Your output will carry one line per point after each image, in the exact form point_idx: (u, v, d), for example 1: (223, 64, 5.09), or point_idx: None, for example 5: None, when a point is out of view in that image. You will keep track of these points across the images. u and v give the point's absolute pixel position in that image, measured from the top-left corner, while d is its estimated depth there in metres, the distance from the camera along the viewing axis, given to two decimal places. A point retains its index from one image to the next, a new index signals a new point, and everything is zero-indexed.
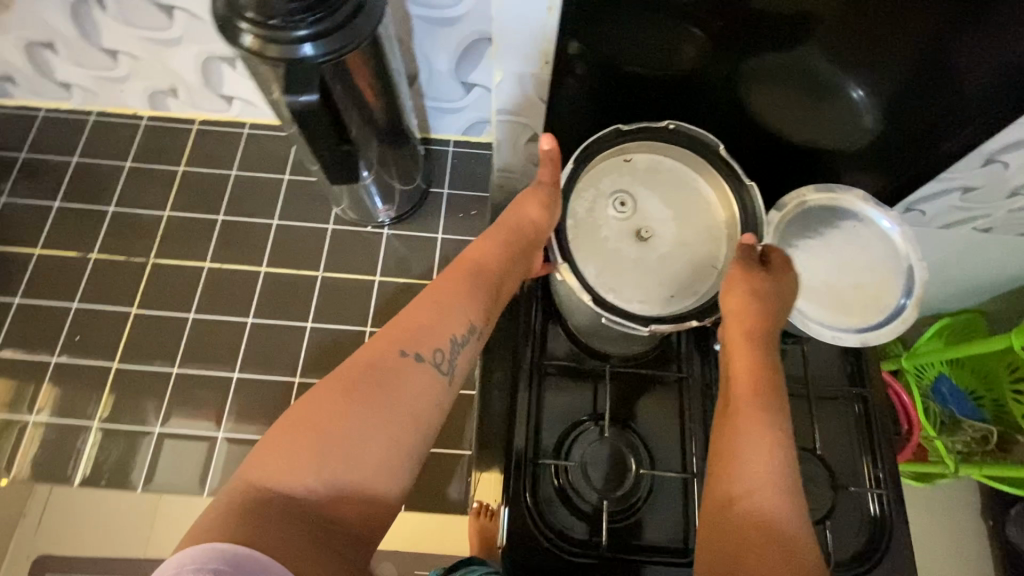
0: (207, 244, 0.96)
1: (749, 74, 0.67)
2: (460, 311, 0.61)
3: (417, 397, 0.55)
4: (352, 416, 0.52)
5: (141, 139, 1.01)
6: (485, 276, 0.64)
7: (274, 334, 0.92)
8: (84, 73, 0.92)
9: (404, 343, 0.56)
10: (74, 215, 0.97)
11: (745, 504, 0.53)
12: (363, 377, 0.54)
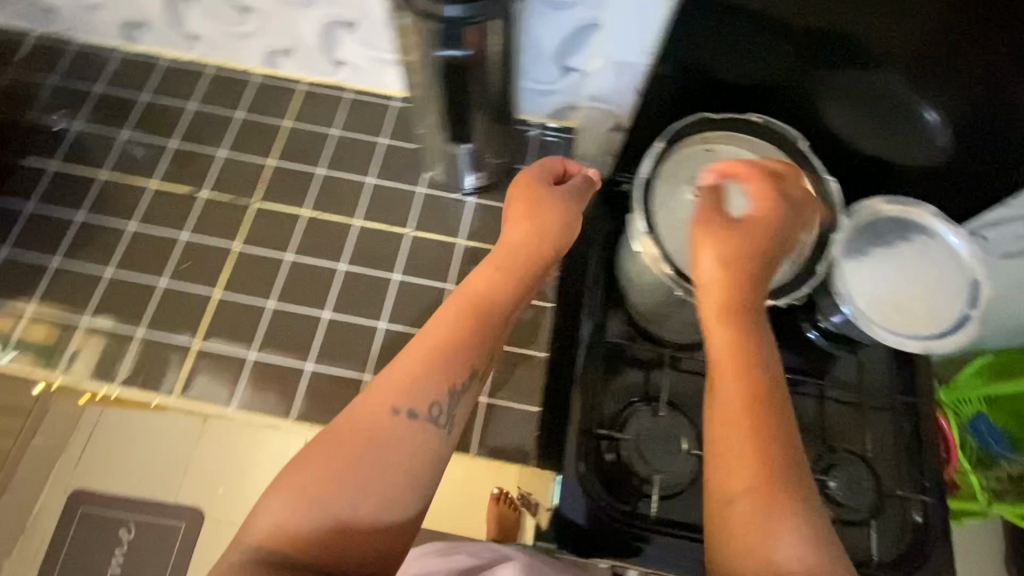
0: (305, 195, 1.02)
1: (824, 87, 0.71)
2: (466, 358, 0.60)
3: (421, 436, 0.56)
4: (353, 470, 0.53)
5: (253, 92, 1.08)
6: (494, 314, 0.63)
7: (358, 285, 0.97)
8: (214, 27, 1.00)
9: (404, 399, 0.56)
10: (188, 155, 1.05)
11: (756, 528, 0.50)
12: (366, 431, 0.55)
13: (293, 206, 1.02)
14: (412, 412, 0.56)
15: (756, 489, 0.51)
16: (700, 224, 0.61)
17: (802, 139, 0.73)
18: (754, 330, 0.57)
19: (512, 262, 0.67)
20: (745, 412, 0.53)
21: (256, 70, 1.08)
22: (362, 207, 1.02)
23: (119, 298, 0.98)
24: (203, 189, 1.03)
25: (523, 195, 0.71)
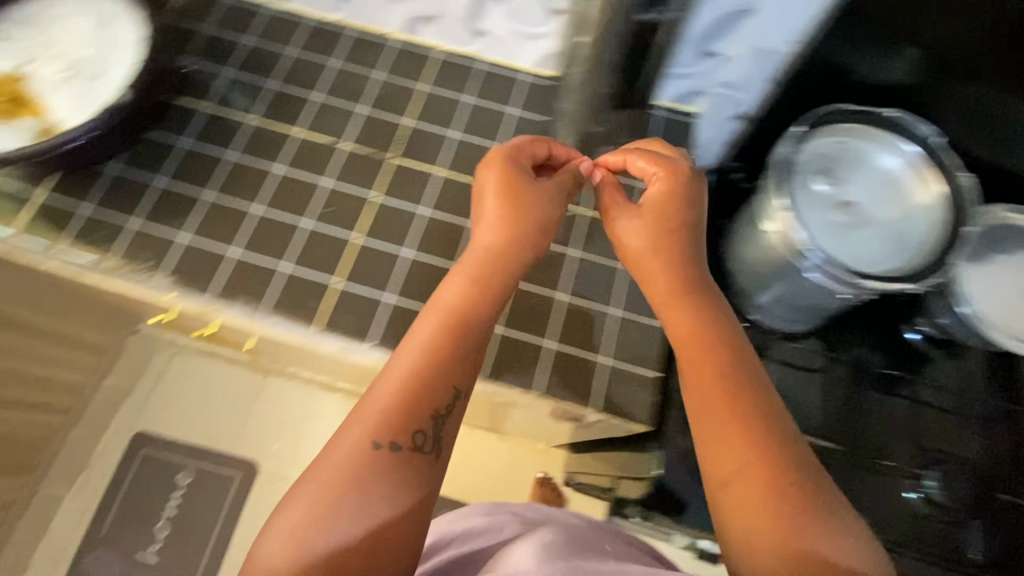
0: (388, 123, 0.82)
1: (940, 100, 0.85)
2: (439, 382, 0.66)
3: (415, 464, 0.64)
4: (359, 489, 0.61)
5: (300, 33, 0.86)
6: (473, 333, 0.69)
7: (450, 238, 0.77)
8: None
9: (394, 431, 0.63)
10: None
11: (761, 503, 0.62)
12: (346, 471, 0.62)
13: (373, 136, 0.81)
14: (394, 443, 0.63)
15: (750, 467, 0.63)
16: (610, 219, 0.80)
17: (934, 136, 0.81)
18: (714, 323, 0.72)
19: (483, 278, 0.71)
20: (727, 397, 0.67)
21: (308, 17, 0.87)
22: (445, 156, 0.82)
23: (171, 224, 0.75)
24: (291, 125, 0.81)
25: (503, 205, 0.74)
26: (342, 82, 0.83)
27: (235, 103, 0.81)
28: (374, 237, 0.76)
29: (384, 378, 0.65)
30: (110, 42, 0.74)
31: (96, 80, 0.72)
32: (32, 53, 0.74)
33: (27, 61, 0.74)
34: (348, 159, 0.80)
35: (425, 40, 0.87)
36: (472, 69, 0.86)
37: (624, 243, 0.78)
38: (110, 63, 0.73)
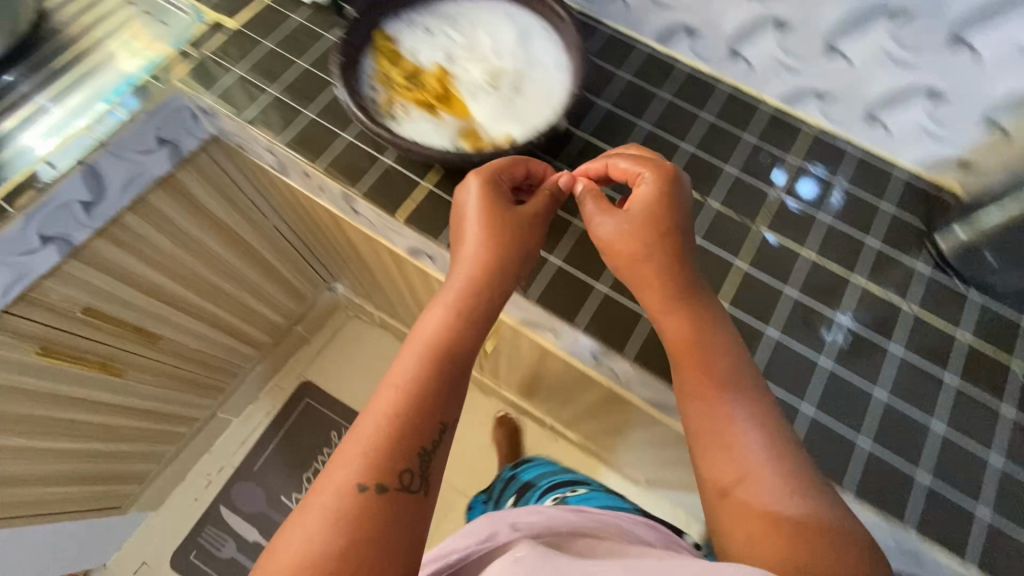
0: (756, 193, 0.79)
1: None
2: (432, 412, 0.55)
3: (398, 504, 0.51)
4: (343, 553, 0.47)
5: (677, 81, 0.86)
6: (459, 364, 0.59)
7: (817, 323, 0.72)
8: (738, 39, 0.79)
9: (378, 474, 0.51)
10: (658, 143, 0.82)
11: (758, 523, 0.51)
12: (336, 519, 0.48)
13: (741, 202, 0.78)
14: (382, 486, 0.51)
15: (745, 479, 0.54)
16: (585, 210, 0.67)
17: None
18: (693, 316, 0.62)
19: (466, 307, 0.61)
20: (721, 414, 0.58)
21: (685, 64, 0.86)
22: (814, 239, 0.77)
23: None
24: None
25: (487, 232, 0.64)
26: (714, 139, 0.82)
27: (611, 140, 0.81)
28: (737, 305, 0.73)
29: (373, 411, 0.55)
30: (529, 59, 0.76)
31: (532, 98, 0.74)
32: (456, 54, 0.77)
33: (451, 63, 0.77)
34: (716, 218, 0.77)
35: (803, 115, 0.83)
36: (845, 153, 0.81)
37: (618, 248, 0.64)
38: (537, 80, 0.75)
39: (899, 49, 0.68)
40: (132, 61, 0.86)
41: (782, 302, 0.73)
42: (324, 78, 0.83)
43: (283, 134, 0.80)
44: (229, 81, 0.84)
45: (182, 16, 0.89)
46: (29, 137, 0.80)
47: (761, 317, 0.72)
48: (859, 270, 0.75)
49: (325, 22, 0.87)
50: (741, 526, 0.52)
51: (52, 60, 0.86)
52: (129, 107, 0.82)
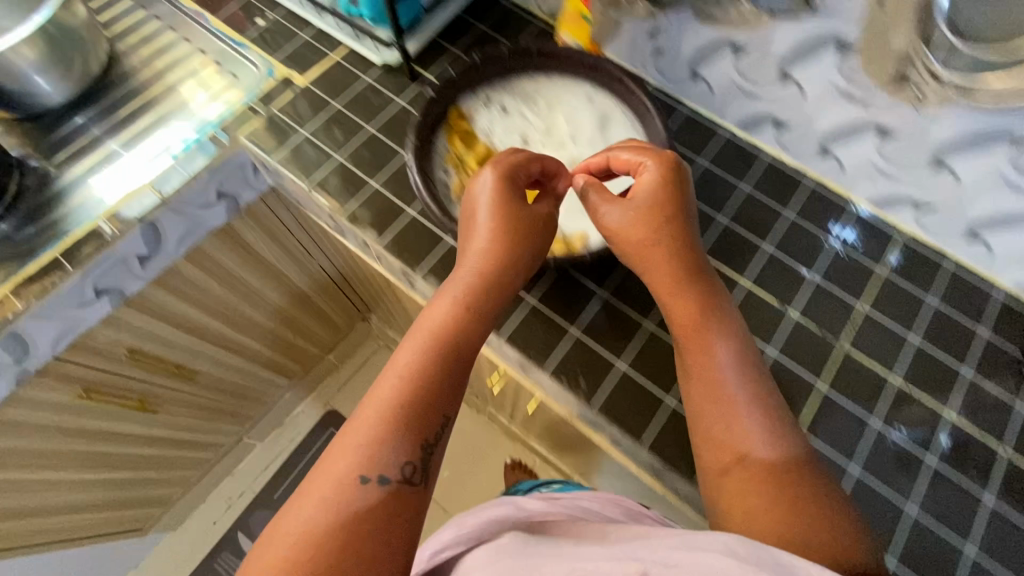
0: (839, 305, 0.74)
1: None
2: (437, 397, 0.51)
3: (401, 502, 0.47)
4: (345, 540, 0.44)
5: (758, 172, 0.82)
6: (466, 359, 0.55)
7: (903, 460, 0.67)
8: (828, 134, 0.74)
9: (377, 462, 0.47)
10: (736, 241, 0.78)
11: (754, 503, 0.49)
12: (341, 519, 0.45)
13: (823, 313, 0.74)
14: (382, 476, 0.47)
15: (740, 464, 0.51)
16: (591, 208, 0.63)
17: None
18: (690, 296, 0.58)
19: (473, 299, 0.57)
20: (723, 400, 0.54)
21: (768, 153, 0.82)
22: (902, 361, 0.72)
23: (610, 348, 0.69)
24: (739, 273, 0.76)
25: (500, 228, 0.59)
26: (795, 240, 0.78)
27: None
28: (815, 431, 0.68)
29: (376, 403, 0.50)
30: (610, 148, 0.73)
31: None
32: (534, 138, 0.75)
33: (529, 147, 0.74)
34: (794, 330, 0.73)
35: (894, 219, 0.78)
36: (938, 266, 0.76)
37: (624, 237, 0.60)
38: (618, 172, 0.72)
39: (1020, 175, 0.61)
40: (199, 114, 0.85)
41: (866, 432, 0.68)
42: (392, 146, 0.81)
43: (349, 204, 0.78)
44: (296, 142, 0.82)
45: (253, 69, 0.87)
46: (92, 188, 0.80)
47: (841, 446, 0.68)
48: (953, 402, 0.69)
49: (396, 85, 0.86)
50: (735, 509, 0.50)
51: (121, 106, 0.86)
52: (193, 164, 0.81)
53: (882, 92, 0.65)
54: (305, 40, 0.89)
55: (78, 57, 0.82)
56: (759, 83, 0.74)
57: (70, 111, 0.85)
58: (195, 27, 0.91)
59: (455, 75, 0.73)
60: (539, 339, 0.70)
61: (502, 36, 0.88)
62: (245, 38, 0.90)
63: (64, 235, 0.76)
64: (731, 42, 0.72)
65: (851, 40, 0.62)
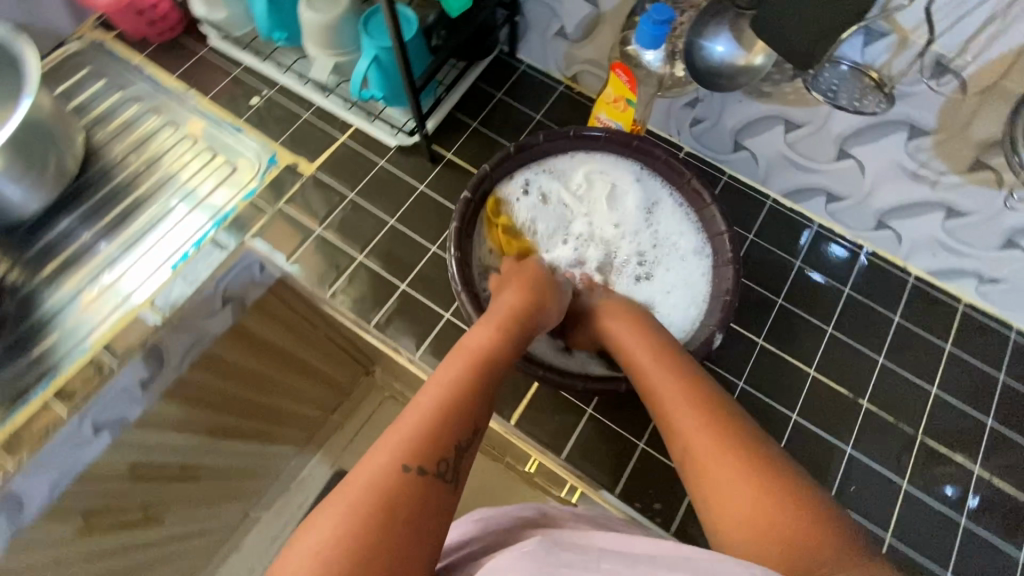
0: (911, 390, 0.70)
1: None
2: (479, 406, 0.47)
3: (433, 495, 0.40)
4: (378, 535, 0.37)
5: (808, 243, 0.77)
6: (498, 374, 0.50)
7: (996, 563, 0.63)
8: (890, 208, 0.69)
9: (422, 453, 0.42)
10: (796, 323, 0.73)
11: (742, 501, 0.41)
12: (380, 507, 0.39)
13: (893, 400, 0.70)
14: (421, 466, 0.41)
15: (704, 463, 0.45)
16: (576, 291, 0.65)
17: None
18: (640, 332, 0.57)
19: (509, 326, 0.55)
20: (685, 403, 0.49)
21: (816, 222, 0.78)
22: (981, 449, 0.68)
23: None
24: (808, 363, 0.71)
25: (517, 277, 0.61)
26: (855, 319, 0.73)
27: (745, 319, 0.73)
28: (902, 538, 0.64)
29: (419, 404, 0.46)
30: (662, 237, 0.67)
31: (672, 293, 0.66)
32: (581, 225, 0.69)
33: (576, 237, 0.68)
34: (869, 422, 0.68)
35: (952, 288, 0.74)
36: (1002, 337, 0.73)
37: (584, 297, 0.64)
38: (674, 265, 0.66)
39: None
40: (198, 213, 0.77)
41: (954, 534, 0.64)
42: (421, 243, 0.76)
43: (378, 315, 0.72)
44: (309, 244, 0.75)
45: (252, 157, 0.79)
46: (83, 310, 0.72)
47: (932, 554, 0.64)
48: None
49: (416, 169, 0.79)
50: (722, 521, 0.42)
51: (106, 207, 0.77)
52: (196, 274, 0.73)
53: (958, 175, 0.61)
54: (307, 119, 0.81)
55: (54, 158, 0.72)
56: (814, 158, 0.70)
57: (47, 215, 0.75)
58: (182, 109, 0.82)
59: (488, 169, 0.65)
60: (603, 457, 0.66)
61: (521, 106, 0.83)
62: (241, 120, 0.81)
63: (53, 373, 0.69)
64: (786, 118, 0.67)
65: (927, 126, 0.58)
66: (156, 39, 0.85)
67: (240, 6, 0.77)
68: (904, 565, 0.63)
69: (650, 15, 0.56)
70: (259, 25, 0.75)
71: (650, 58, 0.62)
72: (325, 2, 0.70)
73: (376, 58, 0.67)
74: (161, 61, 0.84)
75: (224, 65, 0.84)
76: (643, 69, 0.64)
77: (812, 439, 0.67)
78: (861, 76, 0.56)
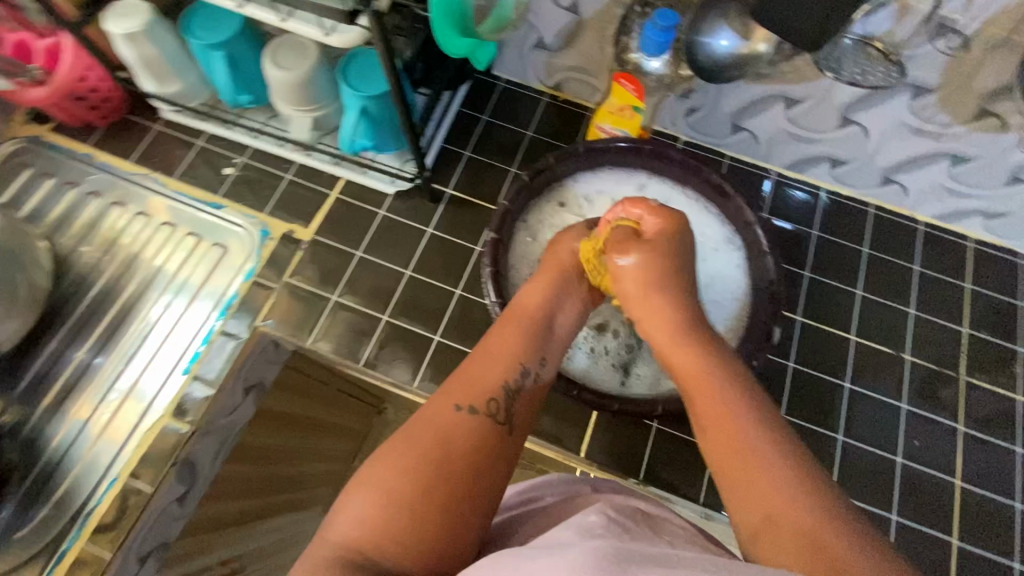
0: (946, 335, 0.73)
1: None
2: (526, 352, 0.47)
3: (484, 431, 0.41)
4: (439, 452, 0.39)
5: (819, 211, 0.78)
6: (546, 327, 0.51)
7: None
8: (892, 164, 0.71)
9: (477, 393, 0.43)
10: (826, 294, 0.74)
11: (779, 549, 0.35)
12: (436, 438, 0.40)
13: (932, 349, 0.73)
14: (473, 404, 0.42)
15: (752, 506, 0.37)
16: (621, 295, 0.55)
17: None
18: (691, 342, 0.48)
19: (559, 277, 0.54)
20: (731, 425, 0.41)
21: (823, 188, 0.79)
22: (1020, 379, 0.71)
23: None
24: (845, 330, 0.73)
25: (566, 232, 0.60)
26: (879, 277, 0.76)
27: None
28: (972, 482, 0.67)
29: (476, 358, 0.46)
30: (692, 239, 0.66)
31: (715, 291, 0.64)
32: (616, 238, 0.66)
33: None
34: (915, 375, 0.71)
35: (959, 228, 0.77)
36: (1015, 266, 0.76)
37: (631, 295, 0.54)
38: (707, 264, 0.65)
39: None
40: (198, 306, 0.71)
41: (1015, 465, 0.68)
42: (443, 288, 0.73)
43: (418, 373, 0.69)
44: (328, 313, 0.71)
45: (242, 233, 0.75)
46: (97, 435, 0.67)
47: (1000, 488, 0.67)
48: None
49: (418, 212, 0.76)
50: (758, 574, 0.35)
51: (95, 319, 0.71)
52: (211, 370, 0.68)
53: (962, 126, 0.62)
54: (290, 180, 0.77)
55: (22, 280, 0.65)
56: (816, 128, 0.70)
57: (33, 342, 0.69)
58: (148, 196, 0.76)
59: (507, 203, 0.62)
60: (677, 469, 0.67)
61: (511, 125, 0.80)
62: (219, 196, 0.77)
63: (85, 513, 0.64)
64: (784, 95, 0.68)
65: (931, 84, 0.59)
66: (99, 122, 0.78)
67: (194, 74, 0.71)
68: (977, 504, 0.66)
69: (655, 21, 0.55)
70: (222, 92, 0.70)
71: (655, 65, 0.62)
72: (291, 56, 0.64)
73: (363, 108, 0.63)
74: (116, 148, 0.79)
75: (184, 135, 0.79)
76: (644, 74, 0.63)
77: (868, 403, 0.70)
78: (865, 47, 0.56)
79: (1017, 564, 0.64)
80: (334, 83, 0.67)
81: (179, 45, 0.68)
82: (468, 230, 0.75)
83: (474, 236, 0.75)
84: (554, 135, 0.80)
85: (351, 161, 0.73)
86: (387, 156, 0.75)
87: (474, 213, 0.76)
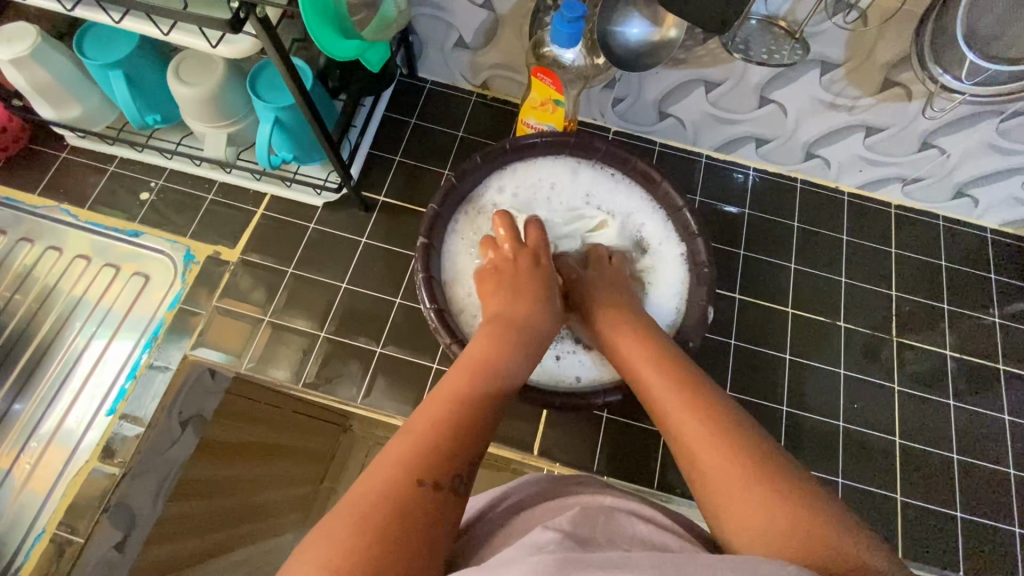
0: (877, 300, 0.76)
1: None
2: (480, 414, 0.42)
3: (445, 510, 0.36)
4: (401, 530, 0.34)
5: (749, 190, 0.80)
6: (506, 386, 0.47)
7: (988, 432, 0.70)
8: (812, 137, 0.73)
9: (430, 462, 0.38)
10: (762, 270, 0.76)
11: (769, 508, 0.36)
12: (394, 512, 0.35)
13: (866, 315, 0.75)
14: (438, 480, 0.37)
15: (705, 467, 0.40)
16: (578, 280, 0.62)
17: None
18: (646, 340, 0.52)
19: (513, 334, 0.51)
20: (713, 424, 0.42)
21: (752, 167, 0.80)
22: (948, 336, 0.74)
23: None
24: (782, 303, 0.75)
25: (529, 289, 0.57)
26: (812, 250, 0.78)
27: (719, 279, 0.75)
28: (909, 438, 0.69)
29: (427, 411, 0.42)
30: (633, 239, 0.66)
31: (657, 290, 0.64)
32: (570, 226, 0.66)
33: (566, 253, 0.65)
34: (851, 340, 0.74)
35: (882, 195, 0.80)
36: (934, 227, 0.79)
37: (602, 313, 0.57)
38: (646, 261, 0.66)
39: (1004, 140, 0.65)
40: (121, 339, 0.68)
41: (950, 418, 0.70)
42: (382, 298, 0.71)
43: (363, 388, 0.67)
44: (263, 335, 0.69)
45: (164, 259, 0.72)
46: (20, 486, 0.63)
47: (937, 442, 0.69)
48: (1001, 357, 0.74)
49: (351, 223, 0.74)
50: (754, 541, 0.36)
51: (8, 363, 0.66)
52: (140, 409, 0.65)
53: (870, 98, 0.64)
54: (212, 200, 0.74)
55: None
56: (736, 110, 0.72)
57: None
58: (59, 228, 0.72)
59: (437, 205, 0.61)
60: (632, 458, 0.67)
61: (439, 127, 0.79)
62: (137, 222, 0.73)
63: (11, 571, 0.59)
64: (704, 79, 0.69)
65: (836, 60, 0.61)
66: None
67: (96, 95, 0.67)
68: (916, 459, 0.68)
69: (562, 13, 0.55)
70: (125, 113, 0.66)
71: (570, 57, 0.62)
72: (198, 72, 0.61)
73: (277, 120, 0.61)
74: (19, 181, 0.74)
75: (94, 161, 0.75)
76: (563, 68, 0.63)
77: (809, 372, 0.72)
78: (771, 26, 0.58)
79: (958, 511, 0.67)
80: (246, 96, 0.64)
81: (74, 65, 0.63)
82: (404, 237, 0.74)
83: (411, 243, 0.74)
84: (484, 133, 0.79)
85: (272, 176, 0.71)
86: (312, 167, 0.73)
87: (408, 218, 0.75)
